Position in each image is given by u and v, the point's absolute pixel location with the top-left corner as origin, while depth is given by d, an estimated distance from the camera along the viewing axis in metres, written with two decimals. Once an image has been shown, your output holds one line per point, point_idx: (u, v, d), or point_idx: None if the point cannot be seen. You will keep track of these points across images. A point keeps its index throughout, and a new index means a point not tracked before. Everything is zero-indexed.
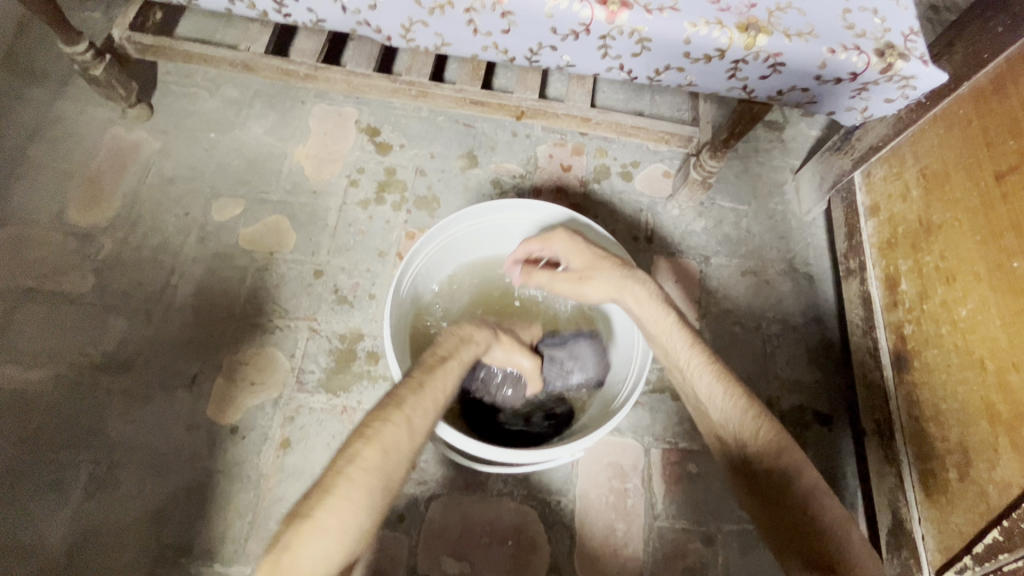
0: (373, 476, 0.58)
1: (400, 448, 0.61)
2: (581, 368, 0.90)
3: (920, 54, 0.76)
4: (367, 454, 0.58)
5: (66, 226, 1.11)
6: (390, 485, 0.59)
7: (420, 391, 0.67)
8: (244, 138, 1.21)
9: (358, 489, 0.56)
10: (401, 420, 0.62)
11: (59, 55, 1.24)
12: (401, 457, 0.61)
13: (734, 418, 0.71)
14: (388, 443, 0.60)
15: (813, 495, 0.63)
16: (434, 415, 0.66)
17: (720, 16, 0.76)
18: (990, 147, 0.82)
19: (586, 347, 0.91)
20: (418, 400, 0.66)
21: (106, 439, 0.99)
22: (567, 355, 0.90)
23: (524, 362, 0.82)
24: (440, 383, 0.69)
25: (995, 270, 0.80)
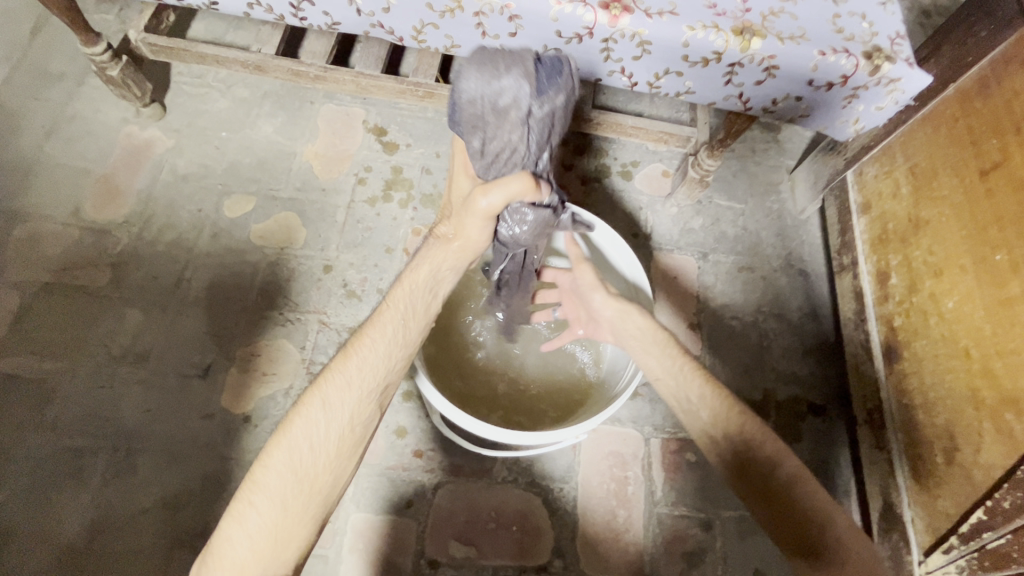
0: (279, 473, 0.59)
1: (312, 437, 0.61)
2: (496, 108, 0.52)
3: (906, 57, 0.80)
4: (273, 453, 0.60)
5: (83, 222, 1.15)
6: (313, 475, 0.60)
7: (343, 361, 0.65)
8: (255, 137, 1.25)
9: (263, 492, 0.59)
10: (313, 404, 0.62)
11: (74, 56, 1.28)
12: (317, 447, 0.61)
13: (713, 412, 0.75)
14: (301, 437, 0.61)
15: (798, 482, 0.68)
16: (356, 385, 0.64)
17: (717, 21, 0.80)
18: (975, 146, 0.86)
19: (467, 84, 0.52)
20: (331, 375, 0.64)
21: (122, 428, 1.02)
22: (475, 119, 0.54)
23: (481, 204, 0.60)
24: (358, 349, 0.66)
25: (979, 263, 0.83)
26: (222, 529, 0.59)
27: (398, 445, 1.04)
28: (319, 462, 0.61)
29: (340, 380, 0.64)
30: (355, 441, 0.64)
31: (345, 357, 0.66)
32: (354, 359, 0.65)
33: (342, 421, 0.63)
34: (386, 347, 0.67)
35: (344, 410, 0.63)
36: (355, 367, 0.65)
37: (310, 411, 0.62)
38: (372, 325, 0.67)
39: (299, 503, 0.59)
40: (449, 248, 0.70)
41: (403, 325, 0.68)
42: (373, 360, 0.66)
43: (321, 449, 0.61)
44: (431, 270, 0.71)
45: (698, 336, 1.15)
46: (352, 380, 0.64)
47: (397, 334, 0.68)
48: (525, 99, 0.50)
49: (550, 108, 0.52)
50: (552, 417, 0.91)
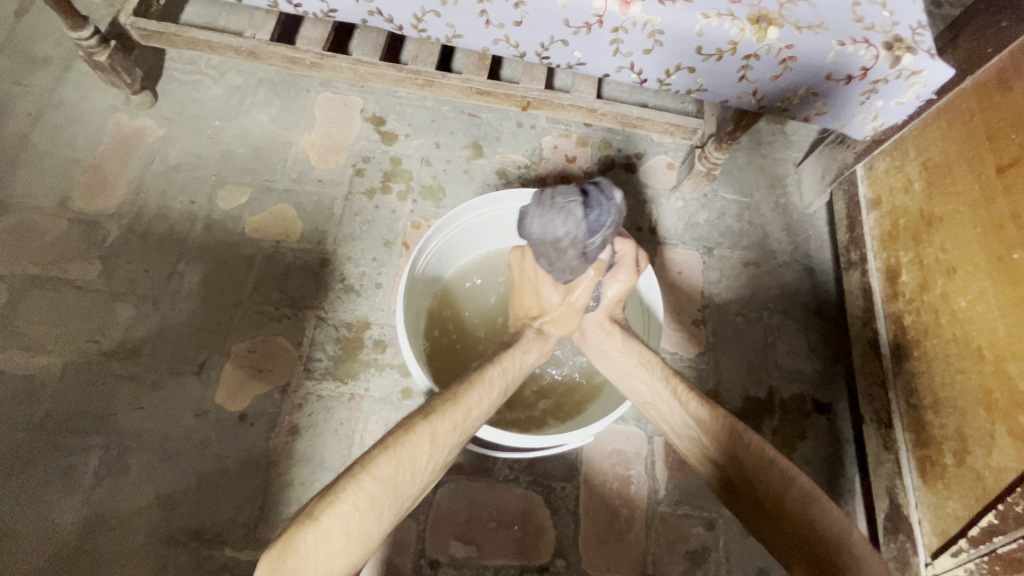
0: (384, 487, 0.57)
1: (417, 462, 0.60)
2: (557, 247, 0.68)
3: (928, 48, 0.76)
4: (382, 463, 0.57)
5: (72, 213, 1.11)
6: (400, 496, 0.59)
7: (452, 406, 0.66)
8: (249, 126, 1.21)
9: (366, 501, 0.55)
10: (425, 433, 0.61)
11: (59, 40, 1.23)
12: (417, 472, 0.60)
13: (709, 433, 0.74)
14: (406, 456, 0.59)
15: (811, 505, 0.64)
16: (460, 428, 0.66)
17: (732, 8, 0.76)
18: (992, 140, 0.84)
19: (533, 225, 0.67)
20: (444, 414, 0.64)
21: (116, 425, 0.99)
22: (537, 246, 0.70)
23: (577, 303, 0.82)
24: (469, 400, 0.67)
25: (995, 262, 0.81)
26: (316, 527, 0.52)
27: None
28: (413, 487, 0.60)
29: (450, 422, 0.64)
30: (434, 477, 0.64)
31: (457, 401, 0.66)
32: (462, 406, 0.66)
33: (438, 458, 0.63)
34: (485, 407, 0.70)
35: (444, 449, 0.63)
36: (462, 415, 0.66)
37: (421, 436, 0.61)
38: (481, 384, 0.71)
39: (381, 521, 0.56)
40: (544, 338, 0.84)
41: (501, 392, 0.74)
42: (477, 414, 0.69)
43: (419, 474, 0.60)
44: (530, 355, 0.81)
45: (703, 333, 1.13)
46: (457, 426, 0.65)
47: (496, 398, 0.72)
48: (578, 242, 0.67)
49: (600, 241, 0.69)
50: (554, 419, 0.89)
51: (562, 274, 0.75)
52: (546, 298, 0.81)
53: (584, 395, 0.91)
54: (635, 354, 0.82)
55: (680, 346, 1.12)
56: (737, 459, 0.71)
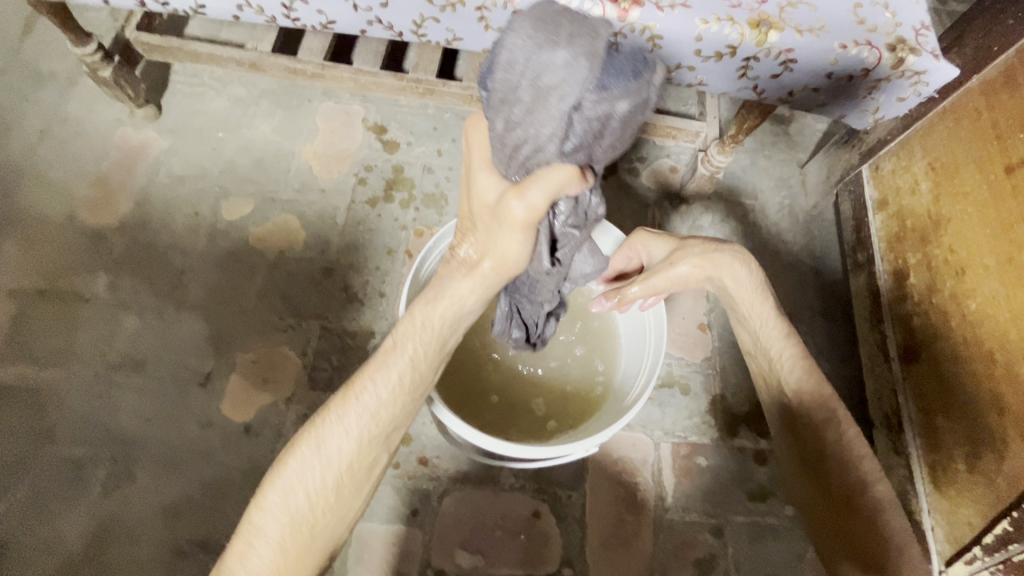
0: (274, 518, 0.58)
1: (309, 483, 0.59)
2: (538, 88, 0.50)
3: (932, 48, 0.75)
4: (269, 495, 0.59)
5: (78, 226, 1.12)
6: (311, 525, 0.59)
7: (342, 406, 0.61)
8: (252, 137, 1.22)
9: (261, 537, 0.58)
10: (310, 448, 0.60)
11: (64, 56, 1.24)
12: (315, 491, 0.59)
13: (803, 400, 0.76)
14: (296, 480, 0.59)
15: (880, 511, 0.69)
16: (356, 427, 0.61)
17: (731, 13, 0.76)
18: (1000, 140, 0.82)
19: (516, 42, 0.49)
20: (330, 419, 0.61)
21: (122, 437, 1.00)
22: (510, 87, 0.51)
23: (518, 210, 0.57)
24: (360, 393, 0.62)
25: (1004, 263, 0.80)
26: (225, 567, 0.58)
27: (402, 452, 1.02)
28: (316, 506, 0.59)
29: (339, 426, 0.61)
30: (351, 488, 0.62)
31: (344, 401, 0.62)
32: (354, 404, 0.61)
33: (340, 466, 0.60)
34: (389, 391, 0.63)
35: (341, 456, 0.60)
36: (353, 412, 0.61)
37: (305, 455, 0.60)
38: (377, 369, 0.63)
39: (293, 552, 0.58)
40: (473, 272, 0.65)
41: (413, 365, 0.64)
42: (377, 406, 0.62)
43: (320, 492, 0.59)
44: (450, 298, 0.65)
45: (709, 337, 1.13)
46: (353, 425, 0.61)
47: (401, 377, 0.63)
48: (576, 88, 0.49)
49: (604, 108, 0.52)
50: (555, 427, 0.88)
51: (523, 163, 0.57)
52: (482, 199, 0.61)
53: (589, 402, 0.89)
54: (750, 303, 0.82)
55: (686, 351, 1.12)
56: (822, 443, 0.74)
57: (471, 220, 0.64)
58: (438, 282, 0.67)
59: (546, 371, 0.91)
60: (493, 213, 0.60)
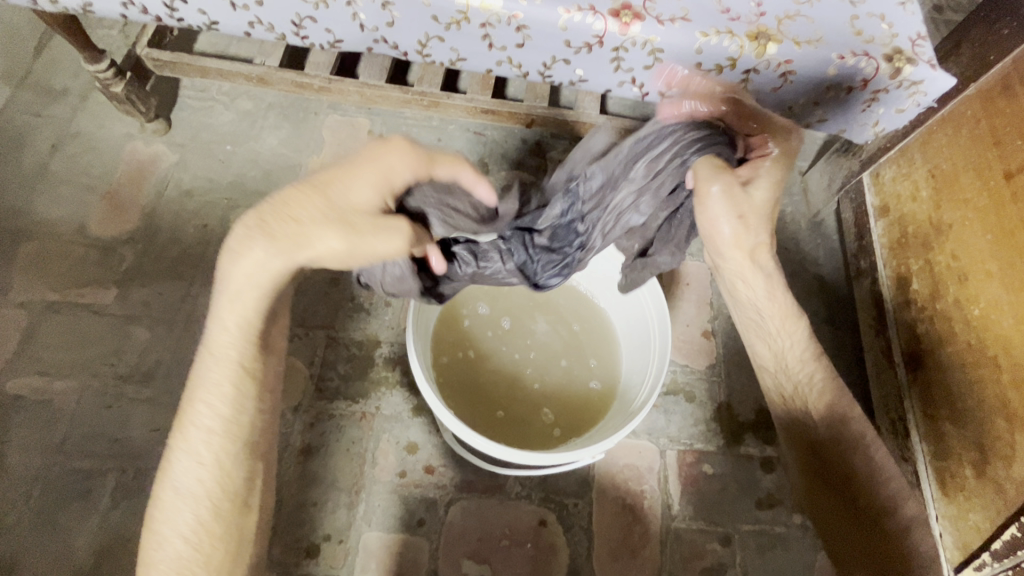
0: (178, 536, 0.64)
1: (189, 500, 0.64)
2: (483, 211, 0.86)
3: (929, 58, 0.76)
4: (160, 515, 0.64)
5: (89, 239, 1.14)
6: (206, 550, 0.64)
7: (184, 426, 0.66)
8: (260, 150, 1.24)
9: (169, 551, 0.63)
10: (179, 470, 0.65)
11: (76, 72, 1.27)
12: (195, 509, 0.64)
13: (828, 422, 0.75)
14: (183, 499, 0.64)
15: (914, 528, 0.69)
16: (217, 445, 0.65)
17: (731, 26, 0.77)
18: (999, 147, 0.83)
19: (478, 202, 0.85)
20: (179, 441, 0.65)
21: (131, 447, 1.01)
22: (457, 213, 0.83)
23: (397, 244, 0.65)
24: (194, 414, 0.65)
25: (1007, 268, 0.81)
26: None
27: (408, 461, 1.02)
28: (213, 519, 0.65)
29: (187, 446, 0.65)
30: (231, 499, 0.66)
31: (183, 424, 0.66)
32: (193, 428, 0.65)
33: (208, 480, 0.65)
34: (218, 407, 0.66)
35: (208, 471, 0.65)
36: (190, 433, 0.65)
37: (164, 497, 0.64)
38: (208, 387, 0.65)
39: (206, 561, 0.64)
40: (269, 248, 0.60)
41: (231, 365, 0.66)
42: (219, 422, 0.65)
43: (201, 507, 0.64)
44: (247, 274, 0.62)
45: (713, 345, 1.14)
46: (198, 443, 0.65)
47: (222, 394, 0.66)
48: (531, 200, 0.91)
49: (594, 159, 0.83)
50: (561, 435, 0.89)
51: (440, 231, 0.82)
52: (353, 196, 0.64)
53: (595, 405, 0.90)
54: (779, 318, 0.78)
55: (690, 358, 1.13)
56: (848, 460, 0.73)
57: (324, 196, 0.63)
58: (231, 252, 0.62)
59: (551, 378, 0.92)
60: (366, 219, 0.64)
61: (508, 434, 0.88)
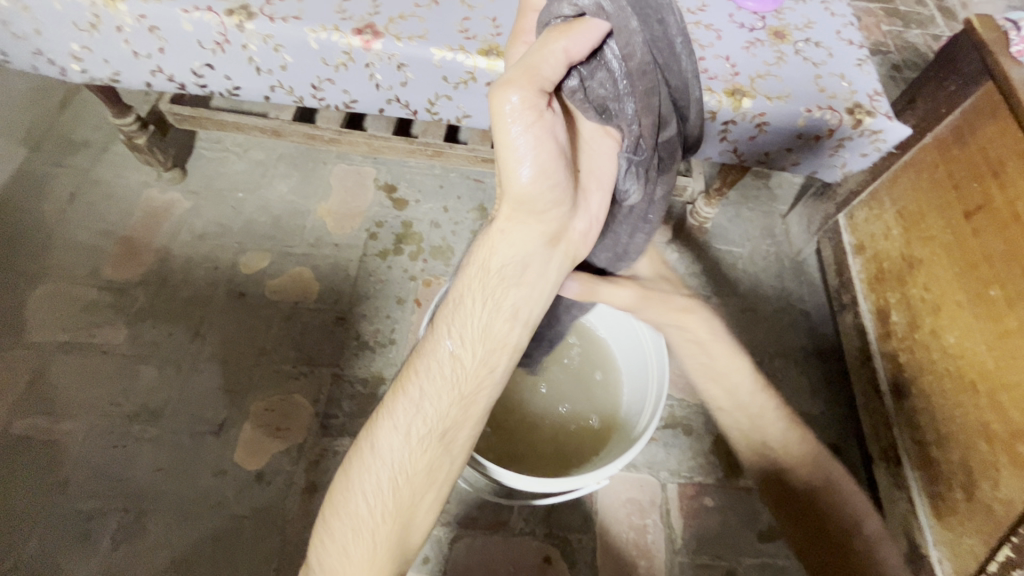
0: (348, 526, 0.56)
1: (372, 485, 0.56)
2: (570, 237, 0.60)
3: (885, 111, 0.83)
4: (346, 503, 0.57)
5: (102, 281, 1.18)
6: (408, 507, 0.57)
7: (391, 403, 0.57)
8: (271, 197, 1.30)
9: (353, 544, 0.56)
10: (364, 455, 0.57)
11: (98, 126, 1.35)
12: (410, 486, 0.57)
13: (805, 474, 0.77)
14: (366, 485, 0.56)
15: (880, 542, 0.73)
16: (415, 415, 0.56)
17: (710, 84, 0.81)
18: (958, 189, 0.91)
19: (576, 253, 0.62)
20: (380, 423, 0.57)
21: (133, 488, 1.00)
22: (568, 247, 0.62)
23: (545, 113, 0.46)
24: (407, 388, 0.57)
25: (975, 298, 0.86)
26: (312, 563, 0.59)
27: None
28: (403, 501, 0.56)
29: (393, 424, 0.56)
30: (414, 497, 0.57)
31: (393, 396, 0.58)
32: (405, 398, 0.57)
33: (397, 463, 0.56)
34: (435, 383, 0.56)
35: (399, 450, 0.56)
36: (400, 407, 0.57)
37: (366, 461, 0.57)
38: (424, 365, 0.57)
39: (388, 547, 0.56)
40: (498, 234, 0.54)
41: (452, 358, 0.56)
42: (426, 389, 0.57)
43: (404, 486, 0.56)
44: (504, 249, 0.54)
45: None
46: (403, 420, 0.56)
47: (442, 367, 0.57)
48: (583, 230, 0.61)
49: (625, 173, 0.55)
50: (583, 457, 0.90)
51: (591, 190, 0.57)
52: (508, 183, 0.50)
53: (599, 436, 0.92)
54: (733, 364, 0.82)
55: (685, 391, 1.16)
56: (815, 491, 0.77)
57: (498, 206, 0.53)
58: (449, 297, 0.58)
59: (567, 406, 0.95)
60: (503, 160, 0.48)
61: (530, 465, 0.90)
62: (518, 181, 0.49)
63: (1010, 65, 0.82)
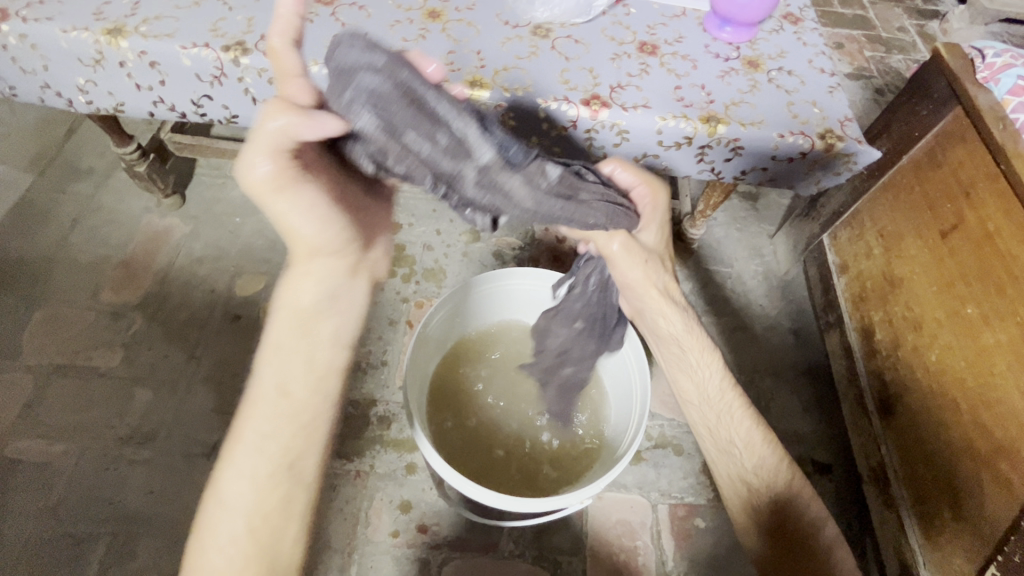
0: None
1: (230, 537, 0.50)
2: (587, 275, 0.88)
3: (856, 136, 0.86)
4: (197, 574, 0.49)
5: (100, 305, 1.20)
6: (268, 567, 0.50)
7: (230, 452, 0.51)
8: (267, 222, 1.33)
9: None
10: (212, 506, 0.50)
11: (102, 154, 1.39)
12: (266, 533, 0.50)
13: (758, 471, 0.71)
14: (221, 539, 0.50)
15: (835, 549, 0.66)
16: (265, 457, 0.50)
17: (685, 111, 0.84)
18: (933, 209, 0.93)
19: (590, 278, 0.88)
20: (222, 475, 0.51)
21: (124, 511, 1.01)
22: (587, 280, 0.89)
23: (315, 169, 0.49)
24: (241, 435, 0.51)
25: (953, 316, 0.87)
26: None
27: (402, 520, 1.03)
28: (259, 549, 0.50)
29: (236, 470, 0.50)
30: (273, 537, 0.50)
31: (229, 446, 0.51)
32: (247, 443, 0.51)
33: (251, 504, 0.50)
34: (274, 420, 0.51)
35: (250, 489, 0.50)
36: (238, 452, 0.50)
37: (211, 516, 0.50)
38: (256, 407, 0.51)
39: None
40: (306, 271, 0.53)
41: (282, 393, 0.51)
42: (270, 432, 0.51)
43: (259, 538, 0.50)
44: (310, 286, 0.53)
45: None
46: (255, 463, 0.50)
47: (282, 404, 0.51)
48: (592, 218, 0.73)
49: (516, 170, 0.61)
50: (570, 477, 0.91)
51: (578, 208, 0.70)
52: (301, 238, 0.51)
53: (586, 455, 0.93)
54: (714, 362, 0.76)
55: (675, 411, 1.17)
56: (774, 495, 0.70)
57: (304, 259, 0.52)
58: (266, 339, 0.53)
59: (556, 426, 0.96)
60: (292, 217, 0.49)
61: (517, 485, 0.91)
62: (302, 235, 0.51)
63: (976, 91, 0.86)
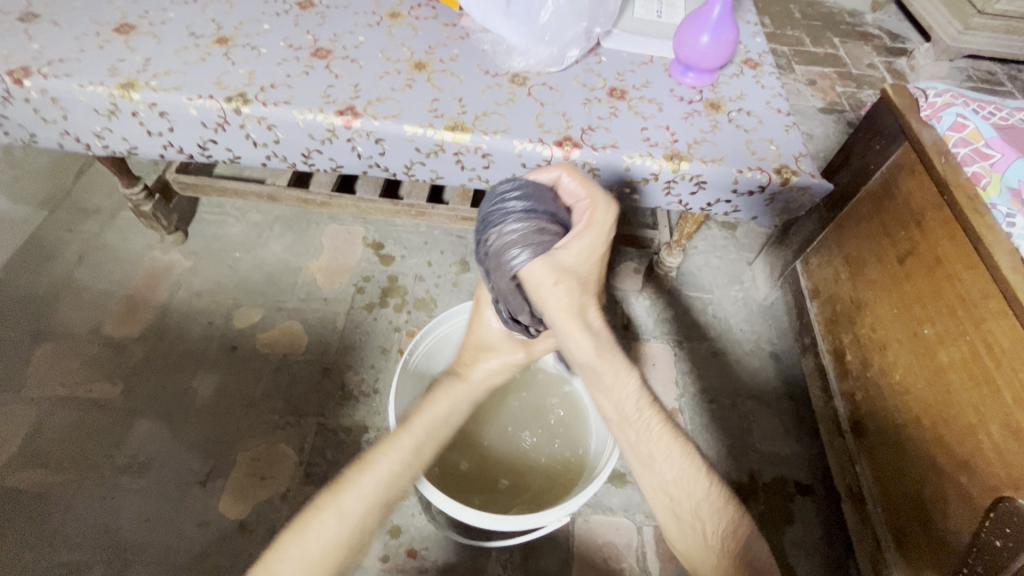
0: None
1: (325, 537, 0.61)
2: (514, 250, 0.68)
3: (810, 170, 0.92)
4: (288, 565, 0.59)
5: (102, 338, 1.24)
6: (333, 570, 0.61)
7: (360, 476, 0.66)
8: (265, 256, 1.40)
9: None
10: (328, 509, 0.63)
11: (109, 195, 1.46)
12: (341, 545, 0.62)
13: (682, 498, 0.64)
14: (318, 538, 0.61)
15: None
16: (383, 490, 0.66)
17: (651, 150, 0.91)
18: (890, 236, 1.00)
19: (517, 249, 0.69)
20: (349, 486, 0.65)
21: (119, 539, 1.03)
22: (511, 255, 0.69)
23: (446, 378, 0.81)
24: (376, 464, 0.67)
25: (912, 337, 0.92)
26: None
27: (391, 546, 1.05)
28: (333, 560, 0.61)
29: (357, 490, 0.65)
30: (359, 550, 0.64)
31: (361, 470, 0.66)
32: (372, 475, 0.66)
33: (351, 524, 0.63)
34: (405, 467, 0.68)
35: (355, 512, 0.63)
36: (364, 484, 0.65)
37: (326, 517, 0.63)
38: (397, 448, 0.69)
39: None
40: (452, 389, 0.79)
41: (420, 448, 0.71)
42: (390, 474, 0.67)
43: (335, 549, 0.61)
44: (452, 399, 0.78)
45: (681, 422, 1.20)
46: (366, 491, 0.65)
47: (414, 457, 0.70)
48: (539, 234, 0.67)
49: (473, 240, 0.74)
50: (553, 498, 0.93)
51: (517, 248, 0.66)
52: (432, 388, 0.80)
53: (568, 476, 0.96)
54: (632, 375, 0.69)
55: None
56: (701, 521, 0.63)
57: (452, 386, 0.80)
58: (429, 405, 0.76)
59: (540, 448, 1.00)
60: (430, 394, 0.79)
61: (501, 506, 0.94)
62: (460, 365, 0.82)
63: (920, 128, 0.93)
